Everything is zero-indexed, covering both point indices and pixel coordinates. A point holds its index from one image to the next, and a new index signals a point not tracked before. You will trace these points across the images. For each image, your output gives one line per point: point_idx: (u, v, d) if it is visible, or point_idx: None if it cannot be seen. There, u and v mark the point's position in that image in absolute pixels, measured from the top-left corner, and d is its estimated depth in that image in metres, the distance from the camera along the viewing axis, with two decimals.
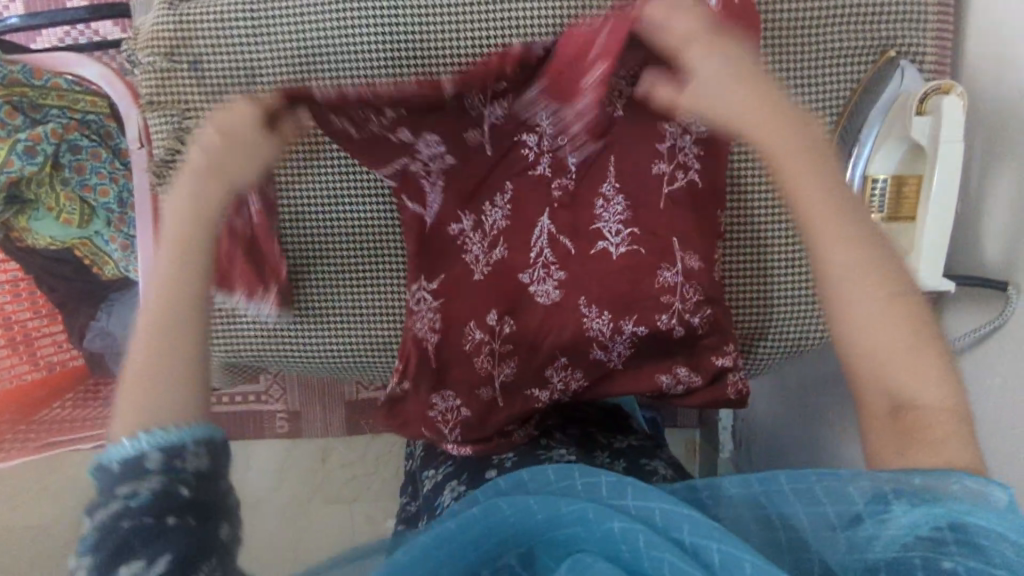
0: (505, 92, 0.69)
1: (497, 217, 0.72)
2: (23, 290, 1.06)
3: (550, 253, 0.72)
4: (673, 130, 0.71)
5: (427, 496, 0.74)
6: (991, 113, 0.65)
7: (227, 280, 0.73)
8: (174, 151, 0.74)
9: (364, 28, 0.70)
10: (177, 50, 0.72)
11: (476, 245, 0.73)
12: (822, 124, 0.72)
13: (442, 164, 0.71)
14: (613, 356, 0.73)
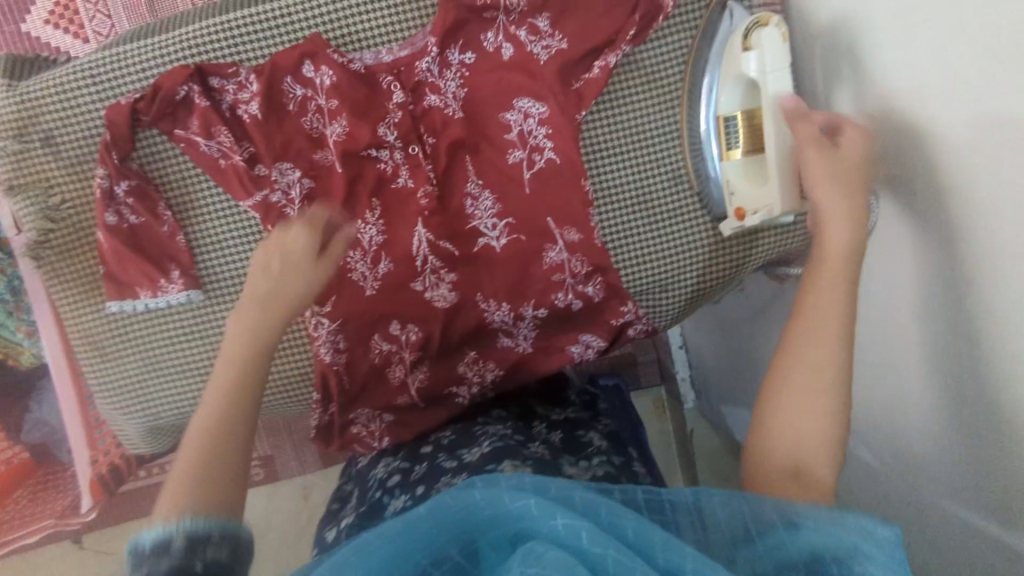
0: (342, 110, 0.72)
1: (372, 233, 0.75)
2: None
3: (434, 259, 0.75)
4: (517, 116, 0.73)
5: (361, 473, 0.79)
6: (820, 35, 0.66)
7: (115, 271, 0.73)
8: (45, 231, 0.73)
9: (207, 72, 0.71)
10: (26, 129, 0.71)
11: (360, 264, 0.75)
12: (671, 72, 0.73)
13: (301, 189, 0.73)
14: (521, 341, 0.80)
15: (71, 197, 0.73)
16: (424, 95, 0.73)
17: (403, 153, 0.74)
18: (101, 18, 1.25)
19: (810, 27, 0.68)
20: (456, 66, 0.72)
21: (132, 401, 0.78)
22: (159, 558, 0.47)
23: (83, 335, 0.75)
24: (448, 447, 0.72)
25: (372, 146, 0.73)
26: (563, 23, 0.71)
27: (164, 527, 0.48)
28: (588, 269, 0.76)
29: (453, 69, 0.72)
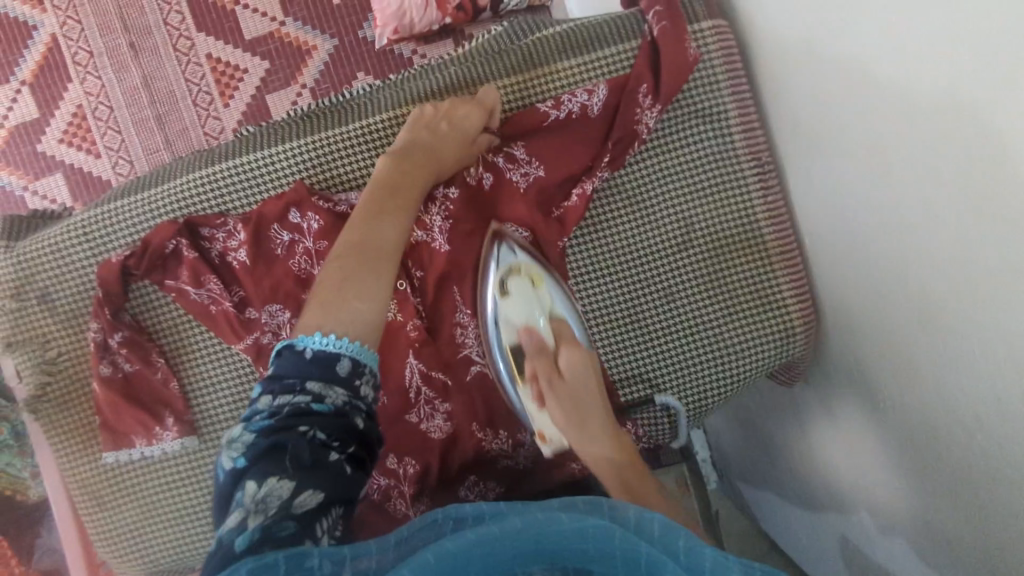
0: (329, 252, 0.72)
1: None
2: None
3: (427, 390, 0.75)
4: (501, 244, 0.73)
5: None
6: (806, 143, 0.66)
7: (110, 420, 0.73)
8: (41, 385, 0.73)
9: (193, 221, 0.72)
10: (24, 287, 0.73)
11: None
12: (651, 193, 0.73)
13: (292, 328, 0.73)
14: (520, 460, 0.78)
15: (67, 350, 0.74)
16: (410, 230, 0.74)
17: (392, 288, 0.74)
18: (112, 134, 1.31)
19: (797, 136, 0.67)
20: (439, 200, 0.73)
21: (128, 549, 0.77)
22: (322, 389, 0.50)
23: (81, 483, 0.75)
24: None
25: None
26: (540, 154, 0.72)
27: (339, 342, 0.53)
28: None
29: (436, 202, 0.73)
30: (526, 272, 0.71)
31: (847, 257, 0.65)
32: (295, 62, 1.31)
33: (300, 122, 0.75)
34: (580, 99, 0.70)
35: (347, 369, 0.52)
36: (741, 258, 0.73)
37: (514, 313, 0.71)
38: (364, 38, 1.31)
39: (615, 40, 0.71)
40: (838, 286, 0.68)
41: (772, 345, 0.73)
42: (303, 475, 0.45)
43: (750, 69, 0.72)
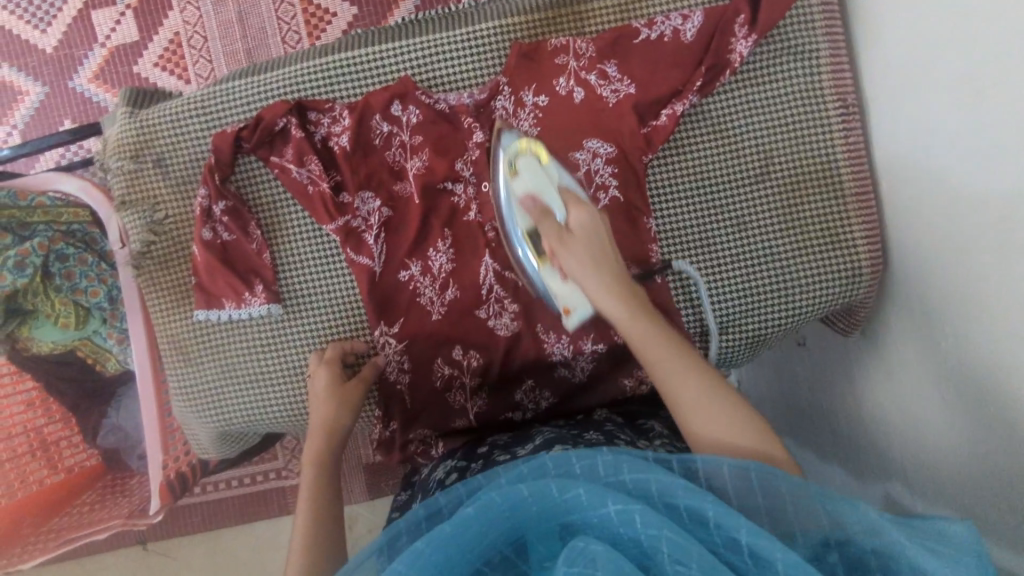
0: (423, 147, 0.78)
1: (442, 260, 0.79)
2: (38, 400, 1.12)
3: (500, 289, 0.79)
4: (585, 156, 0.77)
5: (423, 481, 0.80)
6: (899, 74, 0.68)
7: (205, 282, 0.79)
8: (148, 243, 0.80)
9: (304, 104, 0.78)
10: (142, 150, 0.79)
11: (428, 288, 0.79)
12: (736, 122, 0.77)
13: (380, 216, 0.79)
14: (577, 372, 0.82)
15: (174, 213, 0.80)
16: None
17: (476, 189, 0.79)
18: (203, 63, 1.39)
19: (888, 70, 0.70)
20: (529, 107, 0.77)
21: (205, 408, 0.82)
22: None
23: (171, 339, 0.81)
24: (504, 447, 0.75)
25: (449, 180, 0.79)
26: (632, 72, 0.76)
27: None
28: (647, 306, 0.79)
29: (527, 109, 0.77)
30: (528, 149, 0.72)
31: (916, 189, 0.69)
32: (381, 10, 1.37)
33: (408, 26, 0.80)
34: (674, 23, 0.74)
35: None
36: (816, 195, 0.77)
37: (522, 184, 0.70)
38: None
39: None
40: (913, 219, 0.70)
41: (838, 282, 0.77)
42: None
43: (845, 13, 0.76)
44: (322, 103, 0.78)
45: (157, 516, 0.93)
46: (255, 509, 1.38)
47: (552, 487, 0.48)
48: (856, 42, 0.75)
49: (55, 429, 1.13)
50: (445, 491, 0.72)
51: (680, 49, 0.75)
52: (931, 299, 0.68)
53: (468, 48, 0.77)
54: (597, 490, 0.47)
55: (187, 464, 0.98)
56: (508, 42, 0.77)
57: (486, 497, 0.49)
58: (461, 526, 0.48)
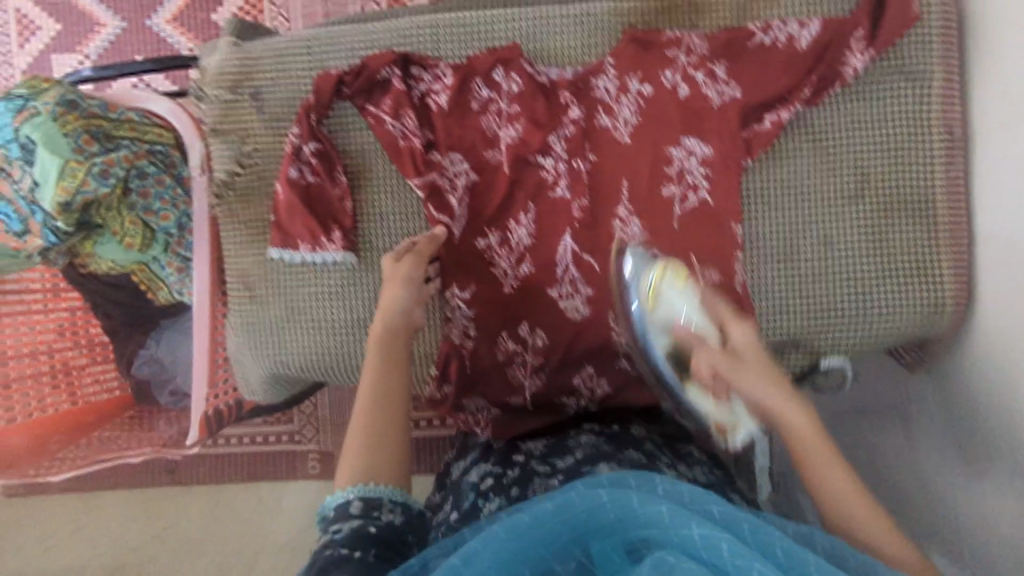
0: (519, 116, 0.78)
1: (521, 234, 0.80)
2: (78, 321, 1.14)
3: (575, 271, 0.80)
4: (680, 153, 0.77)
5: (454, 481, 0.79)
6: (1010, 110, 0.67)
7: (284, 221, 0.79)
8: (233, 173, 0.80)
9: (408, 58, 0.78)
10: (242, 83, 0.80)
11: (505, 260, 0.80)
12: (840, 136, 0.76)
13: (466, 180, 0.79)
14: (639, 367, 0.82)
15: (263, 148, 0.80)
16: (597, 114, 0.78)
17: (567, 166, 0.79)
18: (280, 21, 1.40)
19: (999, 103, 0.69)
20: (633, 93, 0.77)
21: (263, 345, 0.82)
22: (345, 518, 0.58)
23: (241, 272, 0.82)
24: (543, 454, 0.75)
25: (540, 154, 0.79)
26: (740, 74, 0.76)
27: (349, 489, 0.60)
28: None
29: (630, 95, 0.77)
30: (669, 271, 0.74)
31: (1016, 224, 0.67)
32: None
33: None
34: (790, 30, 0.74)
35: (359, 507, 0.59)
36: (907, 222, 0.76)
37: (669, 308, 0.73)
38: None
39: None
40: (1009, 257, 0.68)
41: (916, 311, 0.76)
42: (350, 540, 0.56)
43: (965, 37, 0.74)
44: (427, 59, 0.78)
45: (193, 447, 0.93)
46: (264, 467, 1.37)
47: (635, 499, 0.50)
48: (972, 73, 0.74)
49: (90, 363, 1.15)
50: (484, 496, 0.71)
51: (792, 57, 0.74)
52: (1014, 338, 0.67)
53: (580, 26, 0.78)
54: (682, 511, 0.48)
55: (224, 403, 0.97)
56: (620, 24, 0.77)
57: (568, 497, 0.51)
58: (542, 519, 0.50)
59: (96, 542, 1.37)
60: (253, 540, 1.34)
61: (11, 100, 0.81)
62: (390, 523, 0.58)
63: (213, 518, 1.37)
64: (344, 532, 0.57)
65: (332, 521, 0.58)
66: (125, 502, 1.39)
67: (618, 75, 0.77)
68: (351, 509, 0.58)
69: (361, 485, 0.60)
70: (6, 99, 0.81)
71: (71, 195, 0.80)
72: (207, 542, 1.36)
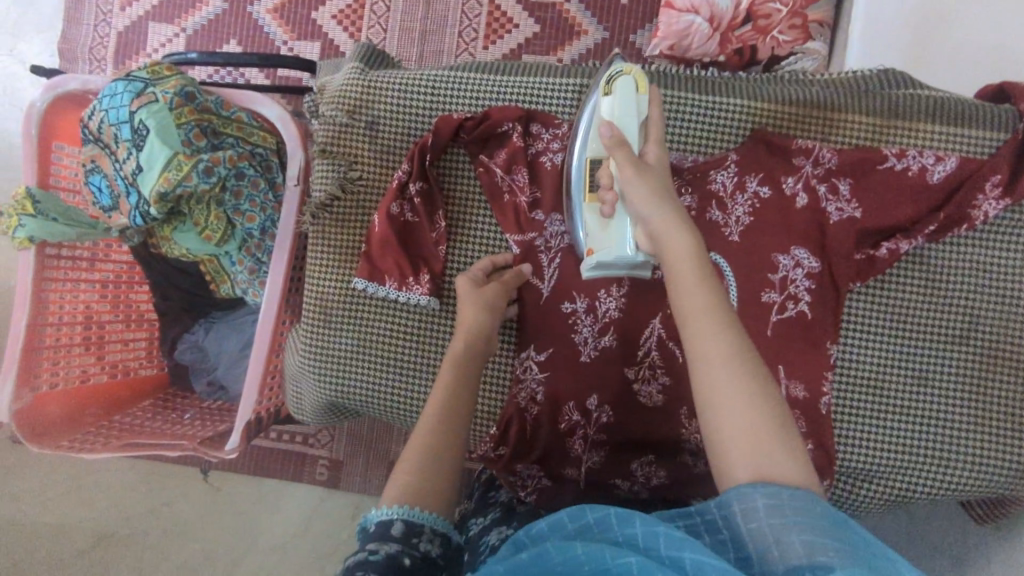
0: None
1: (609, 306, 0.77)
2: (119, 289, 1.13)
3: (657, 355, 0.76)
4: (788, 262, 0.75)
5: (466, 540, 0.72)
6: None
7: (374, 253, 0.78)
8: (333, 197, 0.79)
9: (531, 115, 0.77)
10: (360, 109, 0.79)
11: (587, 328, 0.78)
12: (953, 280, 0.74)
13: (561, 243, 0.77)
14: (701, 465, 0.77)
15: (367, 177, 0.80)
16: (710, 207, 0.76)
17: None
18: (378, 29, 1.40)
19: None
20: (749, 193, 0.76)
21: (327, 374, 0.80)
22: (383, 538, 0.56)
23: (320, 293, 0.80)
24: None
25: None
26: (864, 195, 0.74)
27: (389, 510, 0.58)
28: (803, 431, 0.74)
29: (746, 194, 0.76)
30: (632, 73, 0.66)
31: None
32: (559, 38, 1.36)
33: (654, 76, 0.80)
34: (924, 160, 0.73)
35: (399, 530, 0.57)
36: (1010, 379, 0.73)
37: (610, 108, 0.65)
38: (632, 41, 1.34)
39: (979, 125, 0.74)
40: None
41: (1001, 472, 0.73)
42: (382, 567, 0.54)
43: None
44: (549, 119, 0.77)
45: (228, 455, 0.90)
46: (272, 466, 1.34)
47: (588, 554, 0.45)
48: None
49: (123, 328, 1.14)
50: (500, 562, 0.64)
51: (918, 191, 0.73)
52: None
53: (709, 114, 0.77)
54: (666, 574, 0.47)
55: (265, 411, 0.95)
56: (750, 123, 0.76)
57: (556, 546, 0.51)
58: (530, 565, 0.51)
59: (86, 511, 1.31)
60: (246, 542, 1.29)
61: (133, 82, 0.83)
62: (427, 554, 0.57)
63: (210, 511, 1.32)
64: (378, 551, 0.55)
65: (369, 538, 0.57)
66: (125, 476, 1.35)
67: (738, 172, 0.76)
68: (393, 530, 0.57)
69: (405, 507, 0.58)
70: (128, 80, 0.83)
71: (173, 186, 0.80)
72: (200, 532, 1.31)
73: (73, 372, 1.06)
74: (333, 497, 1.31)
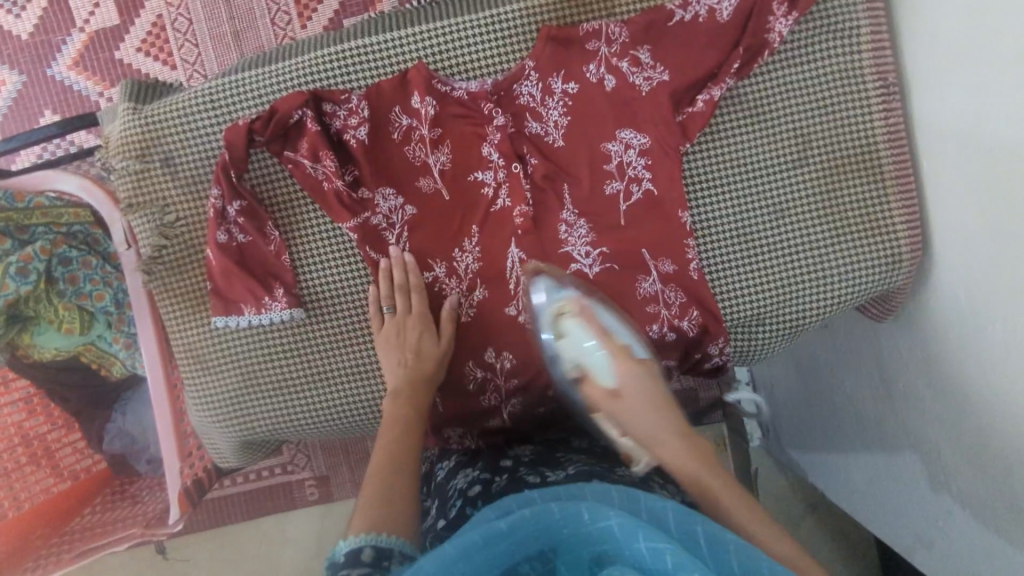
0: (444, 140, 0.76)
1: (468, 260, 0.77)
2: (36, 404, 1.07)
3: (527, 280, 0.77)
4: (618, 147, 0.75)
5: (439, 484, 0.78)
6: (945, 61, 0.64)
7: (221, 288, 0.75)
8: (158, 247, 0.76)
9: (317, 97, 0.74)
10: (148, 150, 0.75)
11: (454, 289, 0.77)
12: (775, 105, 0.74)
13: (402, 215, 0.76)
14: None
15: (185, 216, 0.76)
16: (526, 120, 0.75)
17: (507, 171, 0.75)
18: (189, 47, 1.31)
19: (936, 49, 0.65)
20: (558, 94, 0.74)
21: (227, 418, 0.79)
22: (352, 568, 0.52)
23: (186, 346, 0.78)
24: (532, 466, 0.72)
25: (479, 170, 0.76)
26: (665, 57, 0.72)
27: (357, 539, 0.54)
28: (683, 301, 0.76)
29: (556, 97, 0.74)
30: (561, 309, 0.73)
31: (963, 174, 0.64)
32: None
33: (428, 9, 0.76)
34: (709, 3, 0.71)
35: (369, 556, 0.53)
36: (858, 180, 0.74)
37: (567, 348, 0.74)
38: None
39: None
40: (958, 212, 0.67)
41: (878, 269, 0.74)
42: None
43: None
44: (337, 92, 0.74)
45: (177, 524, 0.89)
46: (257, 508, 1.33)
47: (585, 513, 0.48)
48: (902, 19, 0.71)
49: (55, 434, 1.10)
50: (471, 505, 0.69)
51: (716, 32, 0.71)
52: (972, 293, 0.65)
53: (494, 30, 0.73)
54: (632, 524, 0.46)
55: (203, 469, 0.93)
56: (534, 23, 0.74)
57: (519, 515, 0.48)
58: (492, 539, 0.47)
59: None
60: None
61: None
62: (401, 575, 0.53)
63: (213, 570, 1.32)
64: None
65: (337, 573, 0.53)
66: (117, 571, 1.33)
67: (540, 77, 0.74)
68: (363, 558, 0.53)
69: (373, 533, 0.55)
70: None
71: None
72: None
73: (9, 503, 1.04)
74: (332, 512, 1.32)
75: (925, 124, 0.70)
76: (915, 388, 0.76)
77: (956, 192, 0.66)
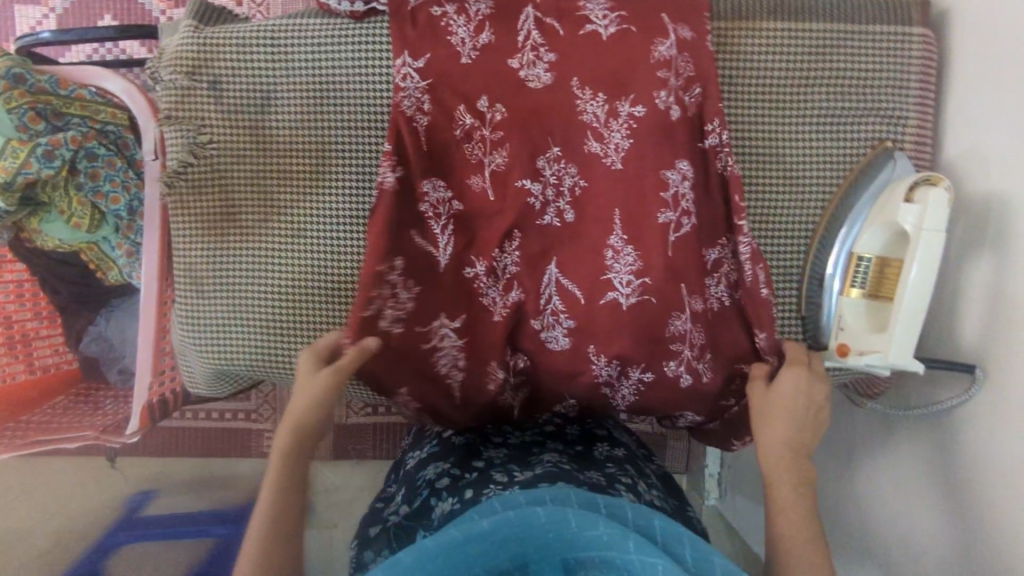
0: (503, 143, 0.75)
1: (508, 261, 0.77)
2: (26, 290, 1.09)
3: (557, 301, 0.77)
4: (675, 177, 0.74)
5: (409, 472, 0.81)
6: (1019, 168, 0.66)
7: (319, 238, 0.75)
8: (184, 164, 0.77)
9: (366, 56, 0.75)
10: (199, 69, 0.76)
11: (491, 289, 0.77)
12: (810, 171, 0.78)
13: (449, 208, 0.76)
14: (619, 398, 0.81)
15: (218, 141, 0.77)
16: (584, 138, 0.74)
17: (555, 190, 0.76)
18: None
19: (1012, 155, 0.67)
20: (622, 117, 0.73)
21: (233, 334, 0.81)
22: None
23: (186, 262, 0.80)
24: (504, 463, 0.74)
25: (527, 178, 0.75)
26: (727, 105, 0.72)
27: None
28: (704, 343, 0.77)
29: (619, 120, 0.73)
30: (933, 179, 0.68)
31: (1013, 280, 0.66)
32: None
33: None
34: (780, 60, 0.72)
35: None
36: None
37: (920, 218, 0.67)
38: None
39: (844, 18, 0.77)
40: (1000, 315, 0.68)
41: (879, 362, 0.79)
42: None
43: (972, 90, 0.74)
44: (420, 50, 0.73)
45: (133, 434, 0.90)
46: (211, 447, 1.31)
47: (573, 519, 0.51)
48: (976, 122, 0.73)
49: (38, 328, 1.12)
50: (436, 496, 0.71)
51: (767, 88, 0.77)
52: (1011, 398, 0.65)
53: (579, 50, 0.73)
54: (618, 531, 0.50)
55: (170, 390, 0.94)
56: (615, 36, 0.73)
57: (505, 517, 0.51)
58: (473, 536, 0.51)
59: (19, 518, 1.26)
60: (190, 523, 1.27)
61: None
62: None
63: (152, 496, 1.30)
64: None
65: None
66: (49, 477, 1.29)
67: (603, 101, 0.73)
68: None
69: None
70: None
71: (13, 175, 0.78)
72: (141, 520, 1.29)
73: None
74: None
75: (977, 227, 0.72)
76: (925, 480, 0.78)
77: (997, 298, 0.68)
